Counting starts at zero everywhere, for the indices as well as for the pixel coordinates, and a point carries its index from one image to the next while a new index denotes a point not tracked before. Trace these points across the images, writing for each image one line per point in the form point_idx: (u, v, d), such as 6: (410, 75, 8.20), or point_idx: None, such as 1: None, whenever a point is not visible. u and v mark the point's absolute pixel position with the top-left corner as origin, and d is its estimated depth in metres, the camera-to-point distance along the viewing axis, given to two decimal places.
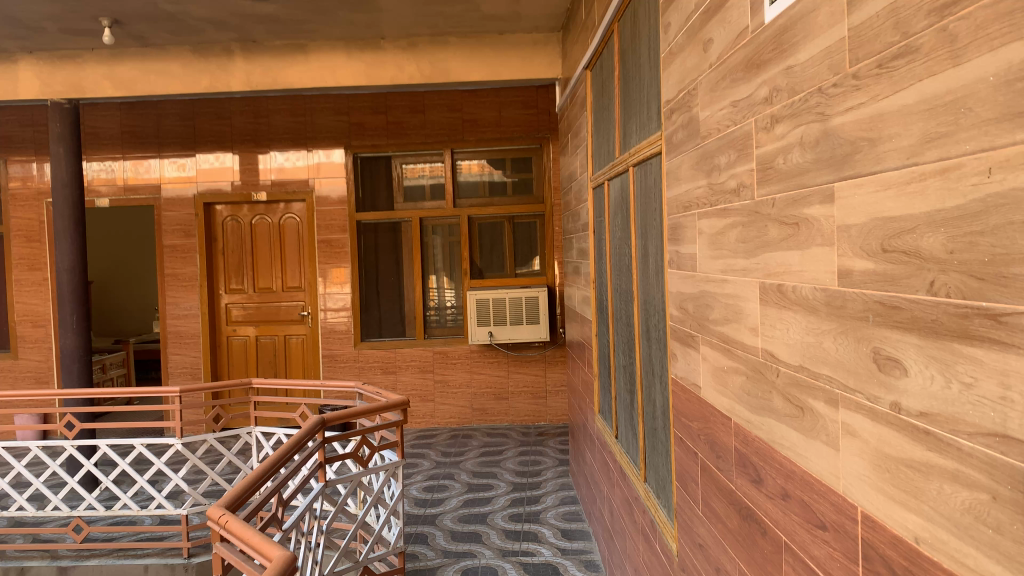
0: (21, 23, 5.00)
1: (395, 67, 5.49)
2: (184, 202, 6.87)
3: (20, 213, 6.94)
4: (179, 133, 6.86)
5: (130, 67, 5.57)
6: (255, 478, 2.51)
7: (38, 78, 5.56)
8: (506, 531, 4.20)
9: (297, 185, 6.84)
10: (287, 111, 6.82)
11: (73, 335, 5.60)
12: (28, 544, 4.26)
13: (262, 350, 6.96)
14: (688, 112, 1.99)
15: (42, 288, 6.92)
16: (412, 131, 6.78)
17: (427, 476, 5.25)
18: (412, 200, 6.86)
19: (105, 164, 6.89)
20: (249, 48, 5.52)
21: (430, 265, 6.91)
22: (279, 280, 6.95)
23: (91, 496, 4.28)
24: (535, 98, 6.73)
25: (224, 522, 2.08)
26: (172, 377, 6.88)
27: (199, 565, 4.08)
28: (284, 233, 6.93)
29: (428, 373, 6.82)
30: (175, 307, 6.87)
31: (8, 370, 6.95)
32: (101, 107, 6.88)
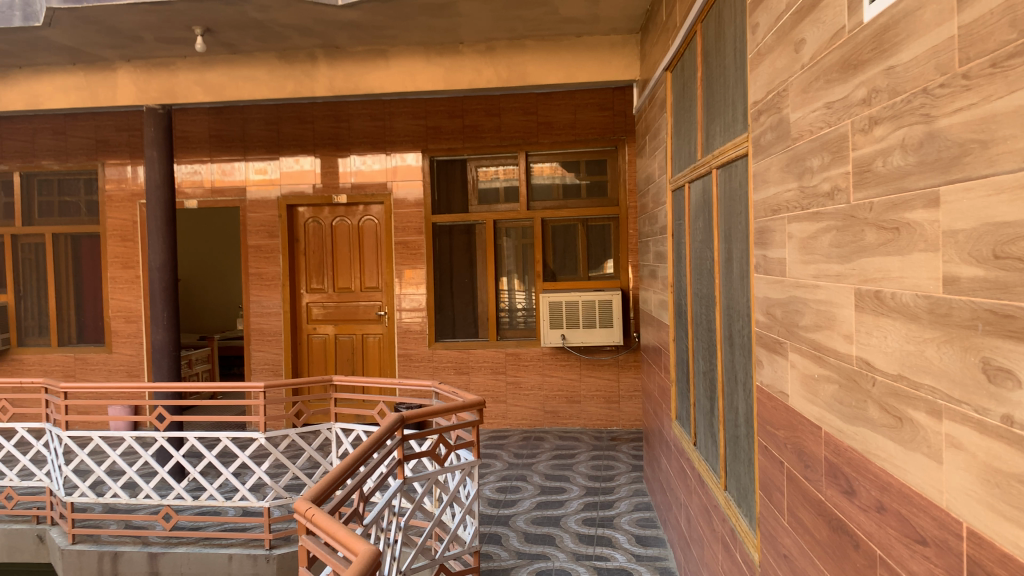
0: (120, 33, 5.25)
1: (474, 70, 5.54)
2: (268, 204, 7.09)
3: (116, 214, 7.27)
4: (264, 137, 7.08)
5: (219, 73, 5.79)
6: (337, 474, 2.56)
7: (135, 84, 5.84)
8: (579, 535, 4.18)
9: (375, 187, 6.97)
10: (366, 115, 6.97)
11: (163, 330, 5.84)
12: (120, 530, 4.46)
13: (340, 348, 7.12)
14: (778, 113, 1.95)
15: (135, 285, 7.25)
16: (487, 134, 6.83)
17: (500, 476, 5.28)
18: (486, 203, 6.91)
19: (194, 167, 7.17)
20: (331, 54, 5.66)
21: (503, 267, 6.94)
22: (357, 280, 7.09)
23: (180, 486, 4.45)
24: (611, 101, 6.70)
25: (311, 515, 2.13)
26: (254, 373, 7.12)
27: (280, 557, 4.19)
28: (362, 234, 7.07)
29: (501, 374, 6.86)
30: (259, 305, 7.10)
31: (103, 363, 7.31)
32: (191, 112, 7.17)
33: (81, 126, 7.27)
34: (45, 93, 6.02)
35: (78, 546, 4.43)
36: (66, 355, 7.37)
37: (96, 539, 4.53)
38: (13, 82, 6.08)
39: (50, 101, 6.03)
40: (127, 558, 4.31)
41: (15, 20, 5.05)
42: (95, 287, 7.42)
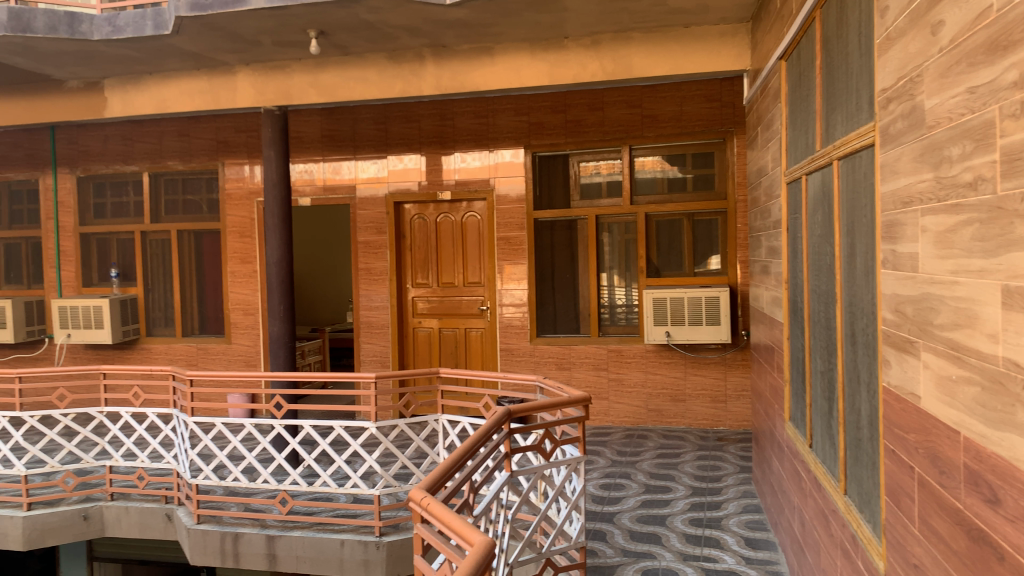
0: (241, 38, 5.50)
1: (579, 65, 5.52)
2: (376, 201, 7.28)
3: (235, 212, 7.62)
4: (373, 136, 7.29)
5: (332, 74, 5.97)
6: (449, 466, 2.60)
7: (253, 87, 6.10)
8: (686, 535, 4.11)
9: (478, 184, 7.05)
10: (470, 112, 7.06)
11: (280, 322, 6.09)
12: (240, 512, 4.68)
13: (444, 342, 7.26)
14: (911, 100, 1.85)
15: (252, 279, 7.59)
16: (590, 128, 6.79)
17: (604, 473, 5.25)
18: (589, 198, 6.89)
19: (307, 166, 7.44)
20: (439, 53, 5.76)
21: (605, 263, 6.89)
22: (461, 275, 7.20)
23: (296, 472, 4.63)
24: (719, 92, 6.52)
25: (427, 505, 2.17)
26: (363, 365, 7.35)
27: (390, 544, 4.31)
28: (466, 230, 7.17)
29: (603, 371, 6.81)
30: (368, 299, 7.32)
31: (223, 352, 7.70)
32: (304, 113, 7.44)
33: (203, 128, 7.66)
34: (172, 98, 6.38)
35: (202, 526, 4.67)
36: (189, 345, 7.79)
37: (218, 519, 4.77)
38: (145, 88, 6.48)
39: (176, 105, 6.39)
40: (247, 539, 4.52)
41: (147, 29, 5.42)
42: (216, 280, 7.83)
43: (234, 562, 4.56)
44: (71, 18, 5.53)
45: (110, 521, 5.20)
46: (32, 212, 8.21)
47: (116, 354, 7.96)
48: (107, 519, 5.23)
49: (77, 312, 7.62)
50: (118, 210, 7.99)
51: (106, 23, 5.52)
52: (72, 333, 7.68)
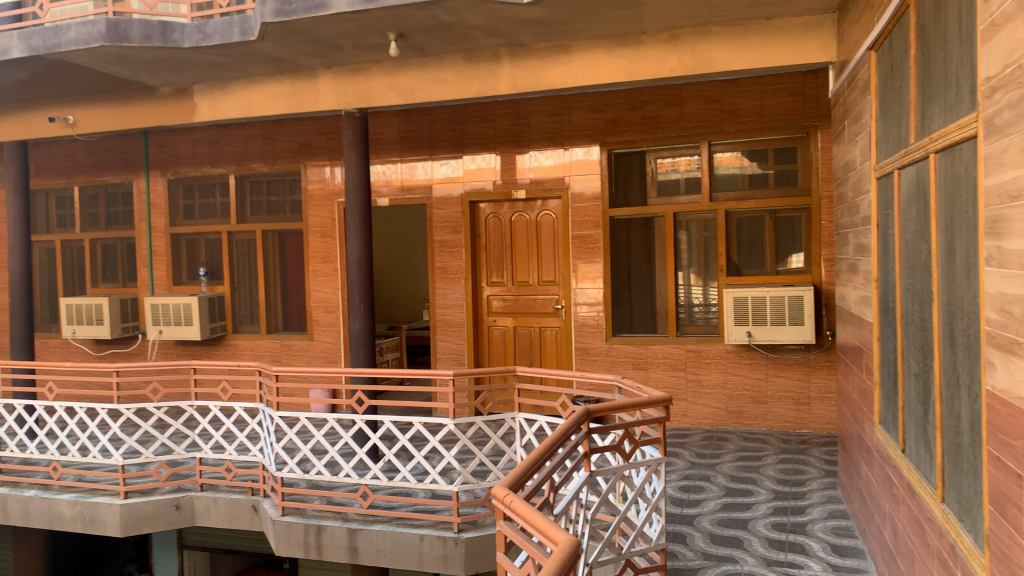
0: (323, 42, 5.63)
1: (657, 60, 5.44)
2: (452, 201, 7.35)
3: (317, 212, 7.81)
4: (450, 136, 7.36)
5: (410, 76, 6.05)
6: (530, 464, 2.61)
7: (335, 91, 6.25)
8: (769, 540, 4.01)
9: (553, 182, 7.04)
10: (546, 111, 7.06)
11: (360, 319, 6.21)
12: (323, 505, 4.80)
13: (519, 341, 7.27)
14: (1019, 88, 1.76)
15: (332, 278, 7.78)
16: (668, 124, 6.69)
17: (682, 475, 5.17)
18: (666, 195, 6.79)
19: (385, 167, 7.58)
20: (515, 52, 5.77)
21: (683, 262, 6.79)
22: (536, 274, 7.20)
23: (377, 467, 4.72)
24: (802, 85, 6.34)
25: (509, 502, 2.18)
26: (440, 363, 7.44)
27: (468, 541, 4.35)
28: (541, 229, 7.16)
29: (681, 371, 6.71)
30: (444, 298, 7.41)
31: (305, 349, 7.91)
32: (382, 114, 7.58)
33: (286, 131, 7.88)
34: (257, 102, 6.59)
35: (287, 518, 4.81)
36: (274, 342, 8.03)
37: (302, 512, 4.90)
38: (232, 93, 6.71)
39: (261, 109, 6.60)
40: (330, 532, 4.63)
41: (235, 36, 5.61)
42: (299, 279, 8.04)
43: (317, 554, 4.67)
44: (164, 28, 5.78)
45: (200, 512, 5.37)
46: (127, 214, 8.60)
47: (205, 350, 8.27)
48: (197, 509, 5.41)
49: (168, 309, 7.94)
50: (206, 211, 8.30)
51: (196, 31, 5.75)
52: (164, 330, 8.01)
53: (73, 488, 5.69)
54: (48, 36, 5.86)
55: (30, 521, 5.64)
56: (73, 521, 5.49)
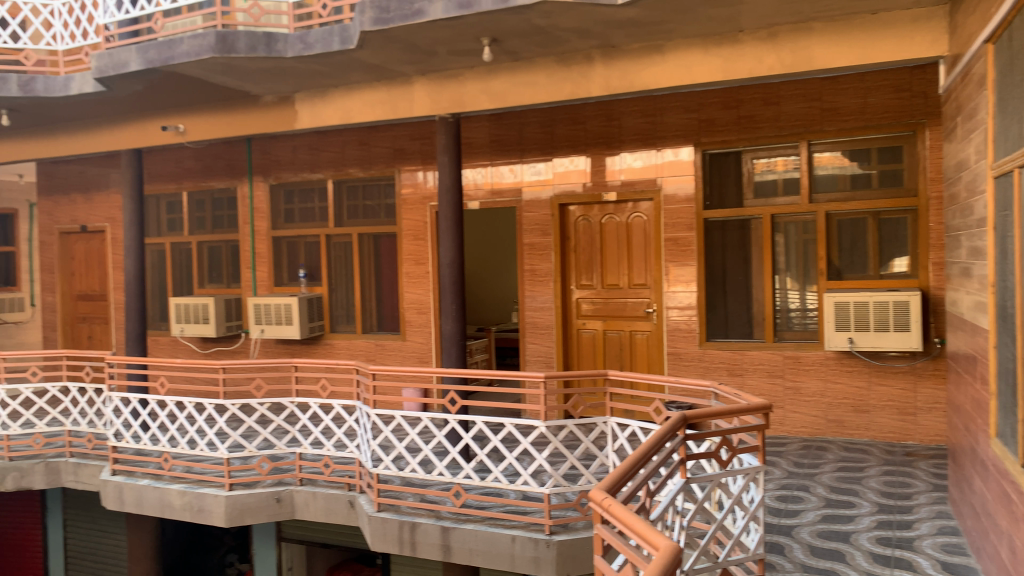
0: (418, 49, 5.74)
1: (755, 58, 5.31)
2: (542, 204, 7.38)
3: (410, 216, 7.97)
4: (541, 139, 7.39)
5: (503, 80, 6.10)
6: (626, 469, 2.59)
7: (429, 96, 6.36)
8: (873, 554, 3.86)
9: (645, 184, 6.97)
10: (638, 112, 7.00)
11: (452, 320, 6.30)
12: (417, 502, 4.89)
13: (609, 344, 7.22)
14: None
15: (424, 280, 7.92)
16: (765, 124, 6.53)
17: (779, 484, 5.03)
18: (763, 197, 6.64)
19: (476, 170, 7.68)
20: (608, 53, 5.74)
21: (781, 266, 6.61)
22: (626, 277, 7.13)
23: (469, 467, 4.77)
24: (909, 81, 6.04)
25: (608, 505, 2.17)
26: (529, 365, 7.49)
27: (559, 543, 4.35)
28: (632, 231, 7.09)
29: (778, 378, 6.53)
30: (533, 300, 7.44)
31: (398, 349, 8.08)
32: (474, 119, 7.68)
33: (381, 137, 8.08)
34: (356, 109, 6.78)
35: (382, 514, 4.92)
36: (369, 341, 8.24)
37: (397, 509, 5.01)
38: (332, 100, 6.93)
39: (358, 115, 6.79)
40: (424, 529, 4.71)
41: (335, 44, 5.79)
42: (392, 280, 8.21)
43: (411, 551, 4.76)
44: (268, 38, 6.01)
45: (299, 505, 5.59)
46: (231, 217, 8.99)
47: (303, 348, 8.56)
48: (296, 503, 5.63)
49: (270, 309, 8.26)
50: (306, 215, 8.58)
51: (299, 41, 5.97)
52: (266, 329, 8.33)
53: (182, 478, 5.98)
54: (163, 50, 6.18)
55: (143, 509, 5.96)
56: (182, 510, 5.76)
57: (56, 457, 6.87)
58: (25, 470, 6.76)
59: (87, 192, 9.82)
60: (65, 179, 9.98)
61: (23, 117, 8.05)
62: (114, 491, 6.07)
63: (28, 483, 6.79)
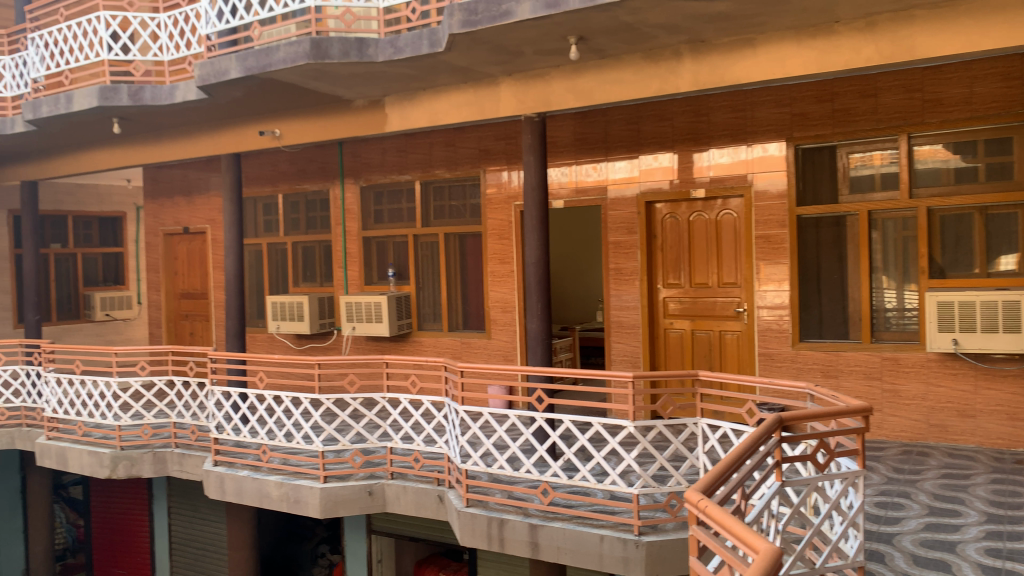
0: (506, 49, 5.79)
1: (852, 49, 5.13)
2: (628, 201, 7.33)
3: (495, 215, 8.03)
4: (627, 136, 7.35)
5: (590, 78, 6.09)
6: (720, 472, 2.56)
7: (516, 96, 6.41)
8: (981, 566, 3.68)
9: (734, 180, 6.83)
10: (728, 107, 6.87)
11: (538, 319, 6.32)
12: (506, 499, 4.94)
13: (697, 344, 7.11)
14: None
15: (509, 279, 7.98)
16: (861, 117, 6.31)
17: (878, 490, 4.85)
18: (859, 192, 6.40)
19: (561, 169, 7.70)
20: (697, 48, 5.66)
21: (878, 263, 6.37)
22: (715, 276, 7.00)
23: (557, 465, 4.79)
24: (1019, 68, 5.73)
25: (704, 507, 2.16)
26: (615, 364, 7.47)
27: (649, 544, 4.32)
28: (721, 229, 6.96)
29: (876, 380, 6.30)
30: (619, 299, 7.40)
31: (484, 347, 8.17)
32: (559, 117, 7.70)
33: (467, 138, 8.17)
34: (444, 111, 6.89)
35: (471, 510, 4.99)
36: (455, 340, 8.36)
37: (485, 505, 5.07)
38: (420, 103, 7.07)
39: (446, 116, 6.90)
40: (512, 526, 4.76)
41: (424, 48, 5.90)
42: (477, 279, 8.29)
43: (500, 547, 4.81)
44: (360, 43, 6.17)
45: (391, 498, 5.72)
46: (324, 219, 9.27)
47: (393, 346, 8.76)
48: (388, 496, 5.77)
49: (361, 307, 8.48)
50: (394, 216, 8.76)
51: (389, 45, 6.11)
52: (357, 326, 8.55)
53: (279, 470, 6.21)
54: (261, 57, 6.41)
55: (243, 499, 6.21)
56: (280, 501, 5.98)
57: (163, 447, 7.24)
58: (134, 459, 7.15)
59: (189, 195, 10.30)
60: (169, 183, 10.49)
61: (132, 125, 8.51)
62: (216, 481, 6.35)
63: (137, 472, 7.17)
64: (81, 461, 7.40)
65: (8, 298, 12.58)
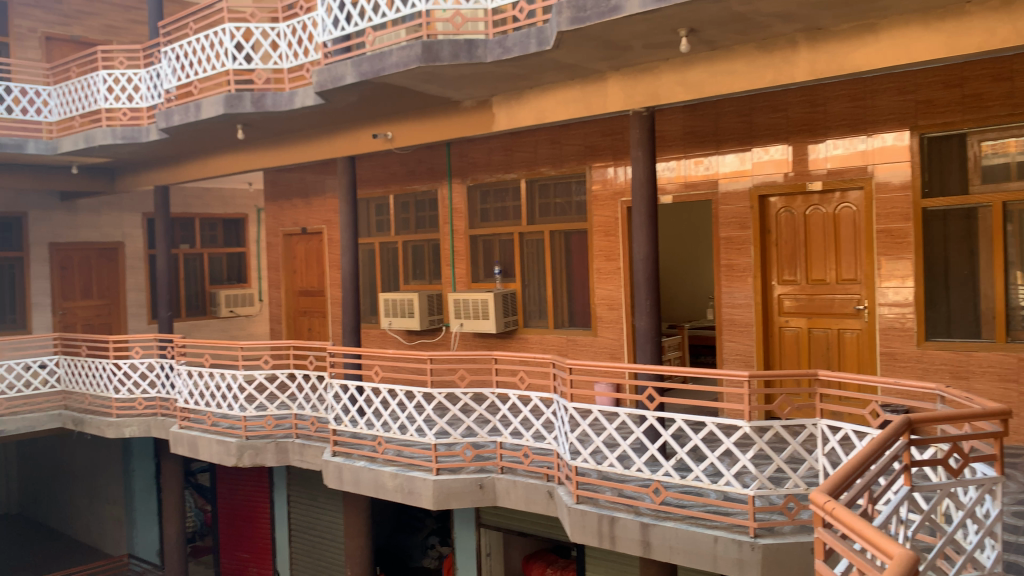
0: (614, 45, 5.76)
1: (985, 31, 4.81)
2: (741, 195, 7.16)
3: (601, 212, 8.00)
4: (738, 129, 7.18)
5: (700, 71, 5.98)
6: (845, 475, 2.49)
7: (624, 92, 6.37)
8: None
9: (854, 172, 6.55)
10: (846, 96, 6.60)
11: (648, 316, 6.26)
12: (616, 496, 4.92)
13: (814, 343, 6.88)
14: None
15: (616, 276, 7.92)
16: (994, 102, 5.91)
17: (1016, 500, 4.54)
18: (992, 181, 5.99)
19: (669, 163, 7.61)
20: (814, 36, 5.46)
21: (1014, 257, 5.96)
22: (834, 272, 6.73)
23: (669, 464, 4.73)
24: None
25: (831, 509, 2.11)
26: (726, 362, 7.33)
27: (765, 546, 4.22)
28: (839, 223, 6.68)
29: (1012, 383, 5.90)
30: (731, 296, 7.26)
31: (590, 345, 8.17)
32: (667, 111, 7.61)
33: (573, 135, 8.17)
34: (551, 108, 6.92)
35: (581, 506, 5.00)
36: (561, 336, 8.38)
37: (595, 502, 5.06)
38: (528, 101, 7.13)
39: (553, 114, 6.92)
40: (623, 524, 4.74)
41: (532, 46, 5.95)
42: (583, 277, 8.28)
43: (611, 544, 4.80)
44: (469, 45, 6.27)
45: (500, 492, 5.81)
46: (432, 218, 9.48)
47: (501, 342, 8.87)
48: (498, 490, 5.86)
49: (469, 303, 8.63)
50: (500, 214, 8.85)
51: (497, 45, 6.20)
52: (465, 323, 8.71)
53: (394, 462, 6.41)
54: (375, 62, 6.60)
55: (359, 488, 6.44)
56: (394, 492, 6.17)
57: (285, 437, 7.60)
58: (259, 448, 7.50)
59: (306, 196, 10.75)
60: (288, 186, 10.98)
61: (255, 131, 8.95)
62: (334, 470, 6.61)
63: (261, 461, 7.52)
64: (210, 450, 7.84)
65: (143, 296, 13.48)
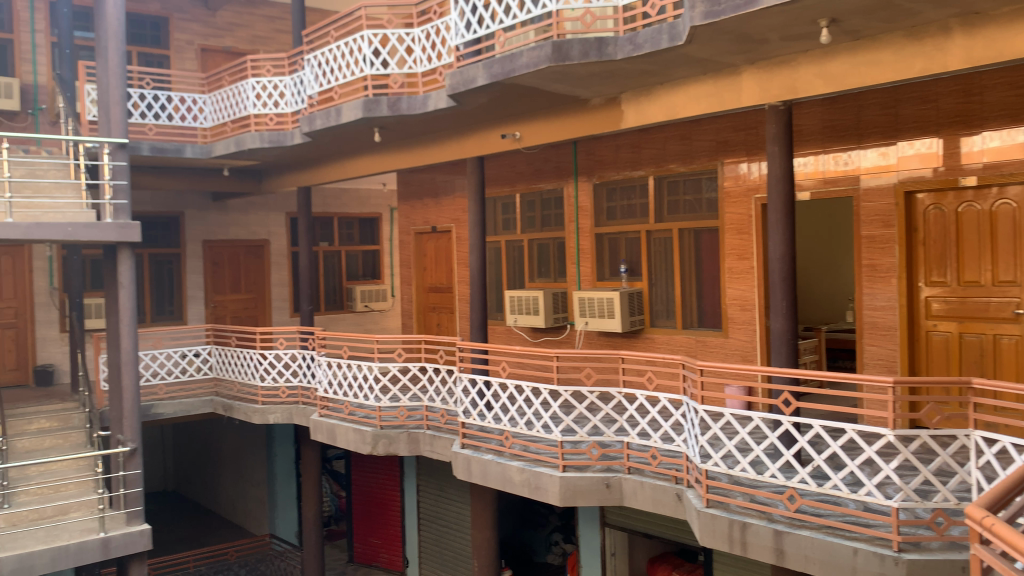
0: (749, 38, 5.61)
1: None
2: (885, 192, 6.81)
3: (733, 210, 7.79)
4: (882, 122, 6.82)
5: (842, 62, 5.72)
6: (1005, 492, 2.34)
7: (759, 85, 6.19)
8: None
9: (1014, 166, 6.04)
10: (1005, 84, 6.08)
11: (782, 317, 6.05)
12: (749, 502, 4.80)
13: (966, 349, 6.46)
14: None
15: (749, 276, 7.69)
16: None
17: None
18: None
19: (808, 159, 7.35)
20: (969, 21, 5.10)
21: None
22: (989, 273, 6.29)
23: (805, 471, 4.57)
24: None
25: (990, 524, 2.01)
26: (867, 367, 6.99)
27: (909, 563, 4.00)
28: (996, 220, 6.22)
29: None
30: (872, 298, 6.91)
31: (721, 346, 7.98)
32: (805, 104, 7.34)
33: (704, 130, 8.00)
34: (681, 104, 6.81)
35: (711, 510, 4.90)
36: (690, 337, 8.25)
37: (726, 507, 4.96)
38: (658, 98, 7.05)
39: (684, 110, 6.82)
40: (755, 530, 4.61)
41: (663, 42, 5.88)
42: (713, 276, 8.10)
43: (742, 550, 4.68)
44: (600, 43, 6.29)
45: (627, 492, 5.78)
46: (558, 216, 9.53)
47: (627, 341, 8.83)
48: (625, 490, 5.83)
49: (594, 302, 8.62)
50: (627, 212, 8.77)
51: (629, 42, 6.18)
52: (590, 321, 8.71)
53: (520, 457, 6.50)
54: (505, 64, 6.70)
55: (487, 481, 6.57)
56: (521, 486, 6.26)
57: (416, 428, 7.86)
58: (392, 438, 7.80)
59: (437, 196, 11.05)
60: (419, 185, 11.34)
61: (390, 133, 9.30)
62: (463, 462, 6.77)
63: (394, 450, 7.82)
64: (346, 438, 8.20)
65: (286, 290, 14.28)
